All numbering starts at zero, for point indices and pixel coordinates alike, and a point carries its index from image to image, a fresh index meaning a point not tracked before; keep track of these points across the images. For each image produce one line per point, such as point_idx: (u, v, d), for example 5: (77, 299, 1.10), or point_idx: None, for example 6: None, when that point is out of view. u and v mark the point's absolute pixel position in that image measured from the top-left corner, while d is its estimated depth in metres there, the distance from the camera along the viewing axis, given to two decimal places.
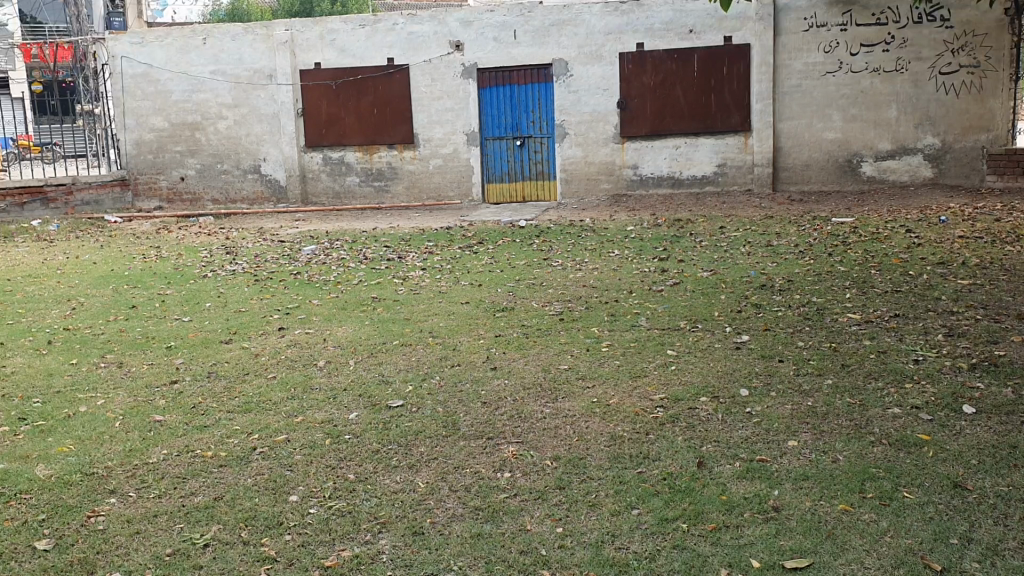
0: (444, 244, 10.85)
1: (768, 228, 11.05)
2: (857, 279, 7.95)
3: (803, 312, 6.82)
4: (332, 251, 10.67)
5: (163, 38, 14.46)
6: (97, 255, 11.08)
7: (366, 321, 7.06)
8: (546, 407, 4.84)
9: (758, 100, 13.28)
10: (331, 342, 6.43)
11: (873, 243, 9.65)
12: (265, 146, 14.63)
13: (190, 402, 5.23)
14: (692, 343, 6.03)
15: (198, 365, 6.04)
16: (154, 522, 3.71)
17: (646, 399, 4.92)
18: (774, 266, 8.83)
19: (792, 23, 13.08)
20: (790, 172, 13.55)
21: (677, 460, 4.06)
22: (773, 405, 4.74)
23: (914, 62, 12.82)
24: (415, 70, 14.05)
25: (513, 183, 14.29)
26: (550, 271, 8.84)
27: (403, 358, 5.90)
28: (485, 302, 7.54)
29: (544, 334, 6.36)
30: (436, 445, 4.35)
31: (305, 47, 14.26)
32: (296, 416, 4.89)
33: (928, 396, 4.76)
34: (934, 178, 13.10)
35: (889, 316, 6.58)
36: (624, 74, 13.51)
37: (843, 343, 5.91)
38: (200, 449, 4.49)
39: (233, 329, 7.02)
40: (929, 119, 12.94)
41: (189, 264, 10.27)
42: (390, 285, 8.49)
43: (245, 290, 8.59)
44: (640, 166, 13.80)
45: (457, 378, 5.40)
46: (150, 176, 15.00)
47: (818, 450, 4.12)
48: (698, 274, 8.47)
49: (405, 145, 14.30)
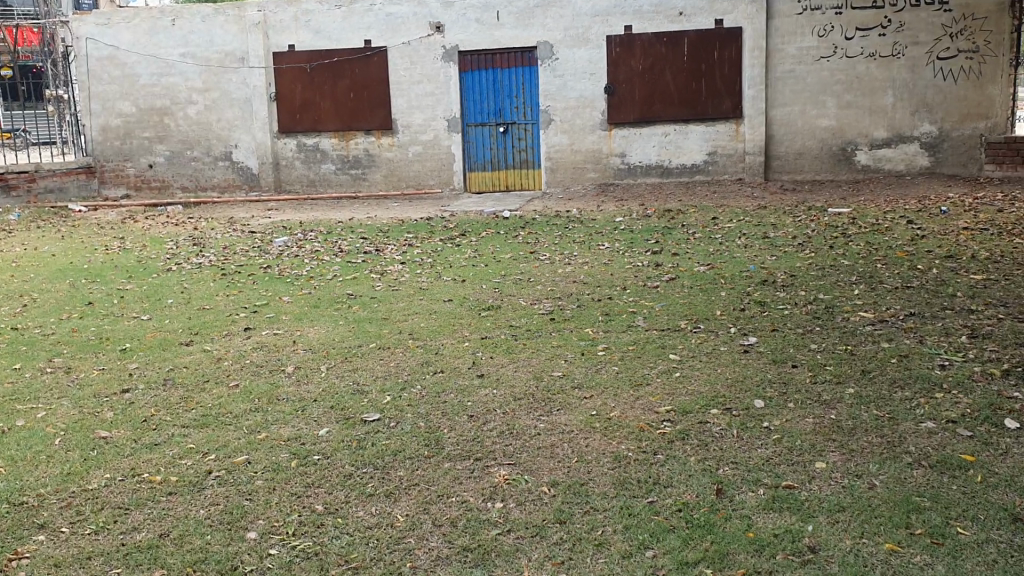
0: (424, 236, 10.29)
1: (763, 219, 10.58)
2: (864, 274, 7.49)
3: (810, 311, 6.34)
4: (306, 243, 10.10)
5: (130, 19, 13.80)
6: (57, 246, 10.46)
7: (340, 321, 6.49)
8: (540, 422, 4.33)
9: (750, 86, 12.78)
10: (301, 346, 5.87)
11: (875, 236, 9.21)
12: (236, 132, 14.00)
13: (140, 416, 4.68)
14: (695, 347, 5.53)
15: (153, 371, 5.48)
16: (86, 567, 3.18)
17: (650, 411, 4.42)
18: (774, 259, 8.34)
19: (785, 6, 12.60)
20: (782, 160, 13.08)
21: (692, 487, 3.58)
22: (792, 420, 4.26)
23: (911, 47, 12.39)
24: (393, 53, 13.47)
25: (496, 172, 13.73)
26: (537, 266, 8.33)
27: (379, 365, 5.35)
28: (469, 299, 7.02)
29: (535, 336, 5.86)
30: (417, 469, 3.83)
31: (279, 29, 13.66)
32: (258, 433, 4.35)
33: (963, 408, 4.31)
34: (930, 167, 12.69)
35: (905, 315, 6.11)
36: (611, 58, 12.98)
37: (859, 346, 5.45)
38: (148, 472, 3.95)
39: (194, 330, 6.44)
40: (927, 106, 12.53)
41: (152, 257, 9.66)
42: (366, 281, 7.93)
43: (210, 286, 8.02)
44: (628, 154, 13.28)
45: (440, 388, 4.86)
46: (116, 164, 14.38)
47: (851, 474, 3.65)
48: (695, 269, 7.97)
49: (383, 131, 13.72)
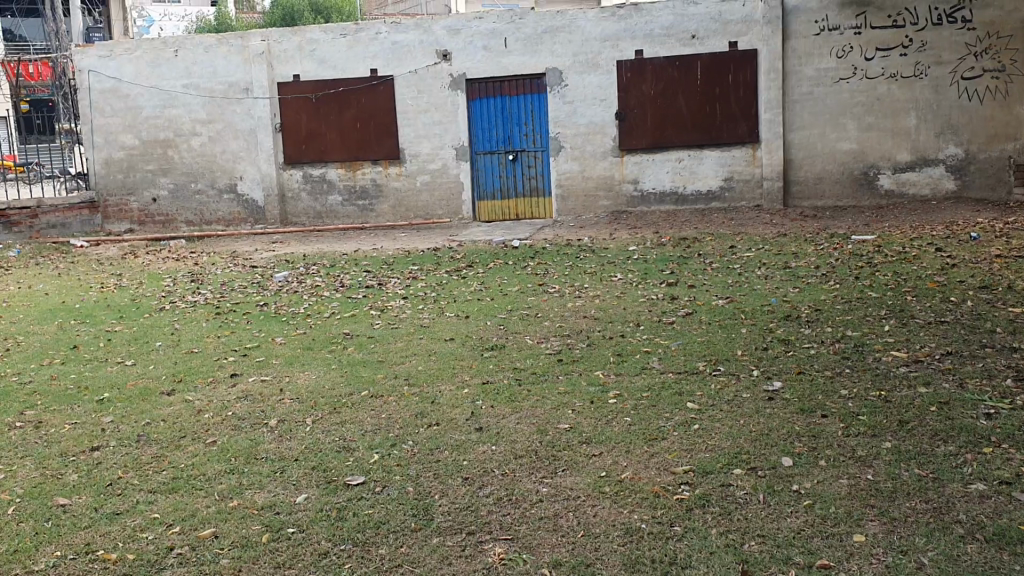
0: (430, 268, 9.91)
1: (783, 247, 10.13)
2: (893, 308, 7.02)
3: (839, 351, 5.87)
4: (307, 278, 9.74)
5: (133, 50, 13.60)
6: (52, 284, 10.15)
7: (332, 365, 6.07)
8: (542, 486, 3.90)
9: (766, 109, 12.36)
10: (288, 395, 5.45)
11: (902, 265, 8.74)
12: (241, 164, 13.71)
13: (106, 479, 4.26)
14: (715, 393, 5.07)
15: (129, 426, 5.07)
16: None
17: (666, 472, 3.97)
18: (797, 291, 7.88)
19: (802, 27, 12.19)
20: (802, 186, 12.61)
21: (713, 569, 3.13)
22: (824, 482, 3.80)
23: (934, 67, 11.94)
24: (399, 82, 13.15)
25: (506, 201, 13.36)
26: (545, 299, 7.93)
27: (370, 417, 4.92)
28: (472, 338, 6.60)
29: (540, 381, 5.42)
30: (401, 546, 3.41)
31: (283, 59, 13.39)
32: (229, 500, 3.94)
33: (1017, 467, 3.83)
34: (957, 191, 12.19)
35: (940, 354, 5.64)
36: (622, 83, 12.61)
37: (893, 391, 4.97)
38: (103, 549, 3.54)
39: (177, 377, 6.04)
40: (951, 127, 12.05)
41: (147, 295, 9.29)
42: (365, 319, 7.53)
43: (202, 326, 7.64)
44: (641, 181, 12.87)
45: (434, 444, 4.43)
46: (120, 198, 14.13)
47: (896, 550, 3.19)
48: (712, 303, 7.51)
49: (390, 161, 13.38)
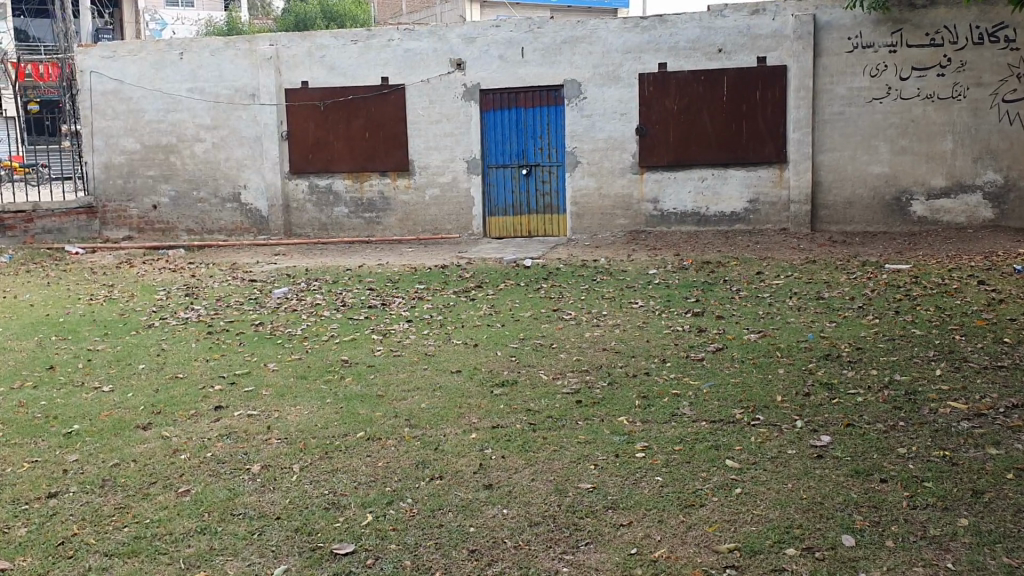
0: (436, 287, 9.35)
1: (813, 275, 9.53)
2: (941, 348, 6.42)
3: (888, 398, 5.28)
4: (307, 295, 9.20)
5: (137, 51, 13.17)
6: (38, 294, 9.62)
7: (327, 399, 5.49)
8: (562, 565, 3.32)
9: (795, 129, 11.79)
10: (275, 434, 4.87)
11: (943, 299, 8.14)
12: (245, 172, 13.19)
13: (57, 536, 3.70)
14: (756, 447, 4.48)
15: (95, 466, 4.51)
16: None
17: (708, 551, 3.40)
18: (834, 326, 7.28)
19: (834, 44, 11.61)
20: (830, 210, 12.01)
21: None
22: (897, 571, 3.22)
23: (973, 89, 11.35)
24: (411, 90, 12.63)
25: (518, 217, 12.80)
26: (561, 327, 7.35)
27: (364, 466, 4.35)
28: (480, 371, 6.02)
29: (557, 427, 4.83)
30: None
31: (291, 64, 12.90)
32: (197, 571, 3.37)
33: None
34: (994, 220, 11.57)
35: (1005, 408, 5.02)
36: (644, 97, 12.07)
37: (959, 452, 4.37)
38: None
39: (156, 408, 5.46)
40: (990, 152, 11.45)
41: (137, 309, 8.75)
42: (365, 344, 6.96)
43: (191, 347, 7.08)
44: (661, 200, 12.30)
45: (437, 503, 3.86)
46: (120, 204, 13.65)
47: None
48: (744, 338, 6.92)
49: (399, 172, 12.85)
